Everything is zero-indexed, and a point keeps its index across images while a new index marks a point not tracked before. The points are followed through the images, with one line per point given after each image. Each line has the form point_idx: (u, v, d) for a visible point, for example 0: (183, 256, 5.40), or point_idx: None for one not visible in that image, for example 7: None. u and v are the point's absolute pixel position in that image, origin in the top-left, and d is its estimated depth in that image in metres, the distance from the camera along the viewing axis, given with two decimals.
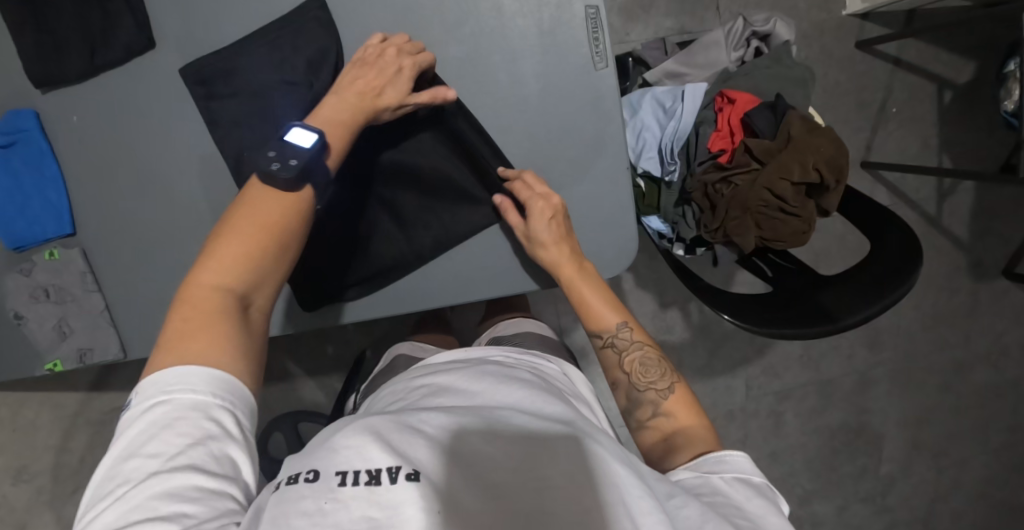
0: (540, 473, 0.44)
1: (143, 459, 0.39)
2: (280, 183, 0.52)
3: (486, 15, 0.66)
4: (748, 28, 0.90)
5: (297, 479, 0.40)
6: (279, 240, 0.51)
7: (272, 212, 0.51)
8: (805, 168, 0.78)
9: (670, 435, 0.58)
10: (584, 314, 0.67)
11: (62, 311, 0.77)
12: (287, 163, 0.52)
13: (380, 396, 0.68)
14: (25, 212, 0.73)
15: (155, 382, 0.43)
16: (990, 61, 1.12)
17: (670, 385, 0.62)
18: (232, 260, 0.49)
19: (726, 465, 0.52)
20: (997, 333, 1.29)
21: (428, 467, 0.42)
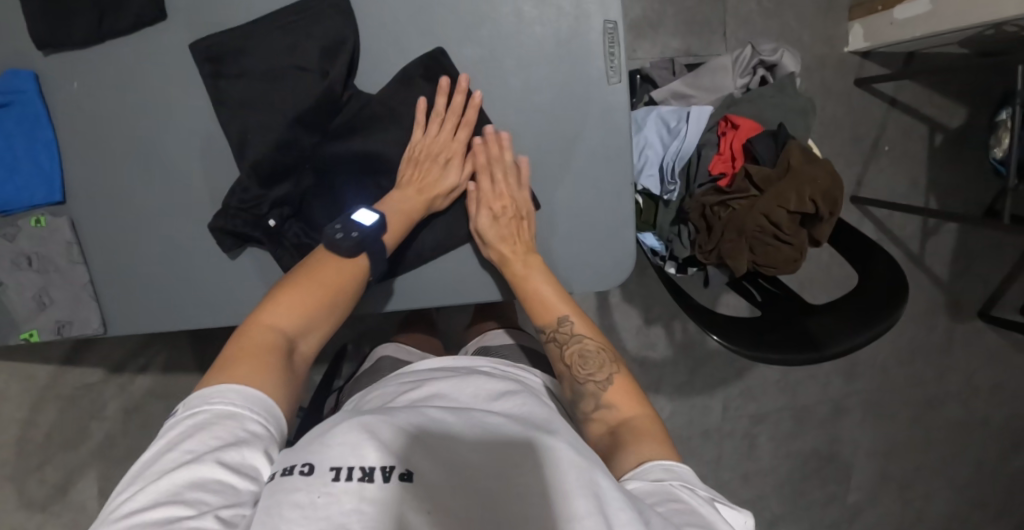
0: (520, 480, 0.41)
1: (178, 453, 0.43)
2: (340, 251, 0.60)
3: (505, 20, 0.66)
4: (755, 57, 0.91)
5: (292, 471, 0.41)
6: (333, 300, 0.59)
7: (325, 271, 0.59)
8: (801, 199, 0.79)
9: (614, 431, 0.59)
10: (531, 308, 0.67)
11: (43, 281, 0.75)
12: (349, 233, 0.60)
13: (372, 392, 0.68)
14: (14, 176, 0.71)
15: (202, 395, 0.47)
16: (981, 107, 1.15)
17: (609, 376, 0.62)
18: (288, 307, 0.57)
19: (674, 474, 0.51)
20: (968, 372, 1.32)
21: (418, 467, 0.41)
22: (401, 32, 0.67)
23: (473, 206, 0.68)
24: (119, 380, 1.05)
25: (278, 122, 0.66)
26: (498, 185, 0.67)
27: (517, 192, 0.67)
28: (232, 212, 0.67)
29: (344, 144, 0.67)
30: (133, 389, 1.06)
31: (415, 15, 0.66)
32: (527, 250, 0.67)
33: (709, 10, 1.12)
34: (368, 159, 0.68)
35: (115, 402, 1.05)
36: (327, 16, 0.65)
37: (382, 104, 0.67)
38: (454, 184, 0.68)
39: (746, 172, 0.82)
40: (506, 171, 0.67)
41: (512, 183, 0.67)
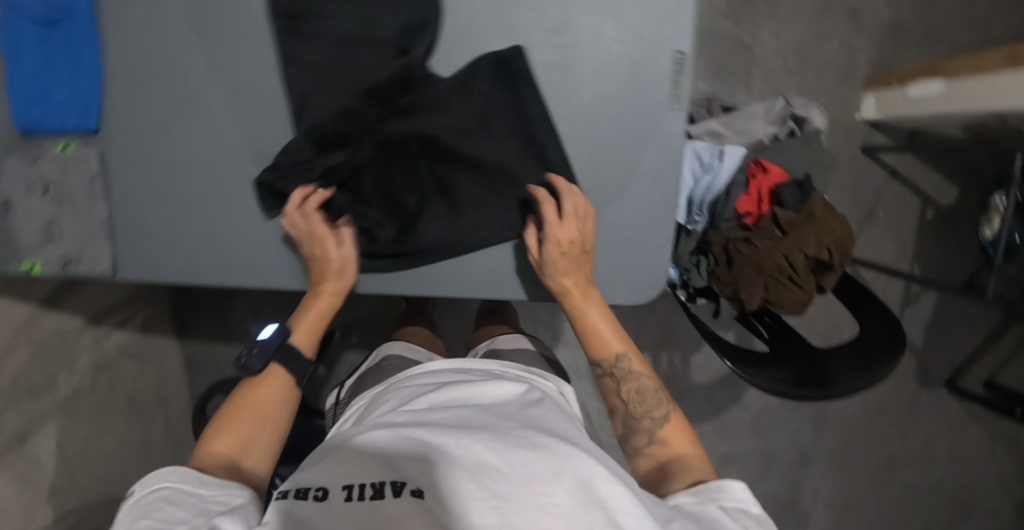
0: (538, 488, 0.47)
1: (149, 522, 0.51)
2: (253, 372, 0.66)
3: (585, 32, 0.68)
4: (787, 109, 0.97)
5: (307, 495, 0.51)
6: (263, 414, 0.64)
7: (254, 392, 0.65)
8: (820, 245, 0.83)
9: (664, 464, 0.62)
10: (588, 339, 0.69)
11: (55, 212, 0.71)
12: (253, 355, 0.67)
13: (390, 392, 0.72)
14: (49, 95, 0.68)
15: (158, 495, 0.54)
16: (973, 190, 1.22)
17: (665, 414, 0.64)
18: (222, 426, 0.63)
19: (729, 495, 0.55)
20: (928, 439, 1.37)
21: (434, 481, 0.48)
22: (481, 23, 0.67)
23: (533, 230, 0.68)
24: (95, 331, 1.08)
25: (347, 91, 0.65)
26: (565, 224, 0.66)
27: (583, 228, 0.67)
28: (287, 170, 0.66)
29: (407, 123, 0.67)
30: (107, 343, 1.10)
31: (498, 9, 0.67)
32: (586, 285, 0.69)
33: (738, 61, 1.19)
34: (425, 143, 0.67)
35: (89, 355, 1.06)
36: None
37: (451, 90, 0.67)
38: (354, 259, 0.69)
39: (773, 215, 0.86)
40: (564, 212, 0.66)
41: (575, 220, 0.67)
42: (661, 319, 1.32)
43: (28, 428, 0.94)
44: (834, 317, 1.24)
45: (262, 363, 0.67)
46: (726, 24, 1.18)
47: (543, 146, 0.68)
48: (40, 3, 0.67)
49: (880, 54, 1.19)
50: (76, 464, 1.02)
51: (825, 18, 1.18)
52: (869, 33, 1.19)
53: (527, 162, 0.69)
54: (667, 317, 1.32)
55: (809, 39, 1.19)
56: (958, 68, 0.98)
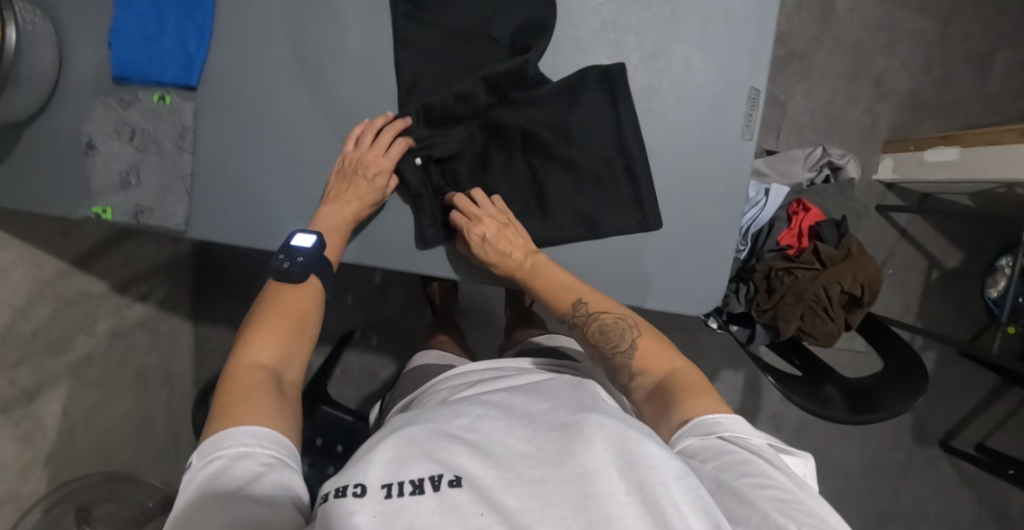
0: (578, 461, 0.46)
1: (205, 502, 0.44)
2: (289, 278, 0.63)
3: (677, 59, 0.73)
4: (826, 157, 0.99)
5: (345, 492, 0.45)
6: (300, 330, 0.61)
7: (291, 303, 0.62)
8: (856, 281, 0.87)
9: (653, 391, 0.61)
10: (549, 299, 0.69)
11: (137, 160, 0.71)
12: (294, 259, 0.64)
13: (431, 395, 0.68)
14: (154, 46, 0.70)
15: (213, 441, 0.48)
16: (975, 258, 1.31)
17: (633, 341, 0.64)
18: (263, 344, 0.58)
19: (724, 426, 0.54)
20: (920, 500, 1.38)
21: (473, 471, 0.46)
22: (584, 36, 0.72)
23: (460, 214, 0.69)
24: (117, 300, 1.06)
25: (461, 76, 0.71)
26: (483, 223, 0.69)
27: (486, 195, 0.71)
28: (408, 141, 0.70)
29: (515, 115, 0.71)
30: (127, 313, 1.08)
31: (602, 25, 0.72)
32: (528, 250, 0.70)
33: (770, 113, 1.28)
34: (526, 135, 0.72)
35: (107, 321, 1.03)
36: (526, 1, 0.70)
37: (555, 93, 0.71)
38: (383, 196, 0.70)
39: (815, 248, 0.89)
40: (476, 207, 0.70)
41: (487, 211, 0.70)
42: None
43: (38, 388, 0.90)
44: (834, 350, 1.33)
45: (301, 273, 0.63)
46: None
47: (631, 156, 0.72)
48: None
49: (898, 122, 1.30)
50: (78, 434, 0.98)
51: (853, 84, 1.28)
52: (891, 102, 1.29)
53: (611, 168, 0.72)
54: (682, 349, 1.35)
55: (837, 101, 1.29)
56: (976, 139, 1.08)
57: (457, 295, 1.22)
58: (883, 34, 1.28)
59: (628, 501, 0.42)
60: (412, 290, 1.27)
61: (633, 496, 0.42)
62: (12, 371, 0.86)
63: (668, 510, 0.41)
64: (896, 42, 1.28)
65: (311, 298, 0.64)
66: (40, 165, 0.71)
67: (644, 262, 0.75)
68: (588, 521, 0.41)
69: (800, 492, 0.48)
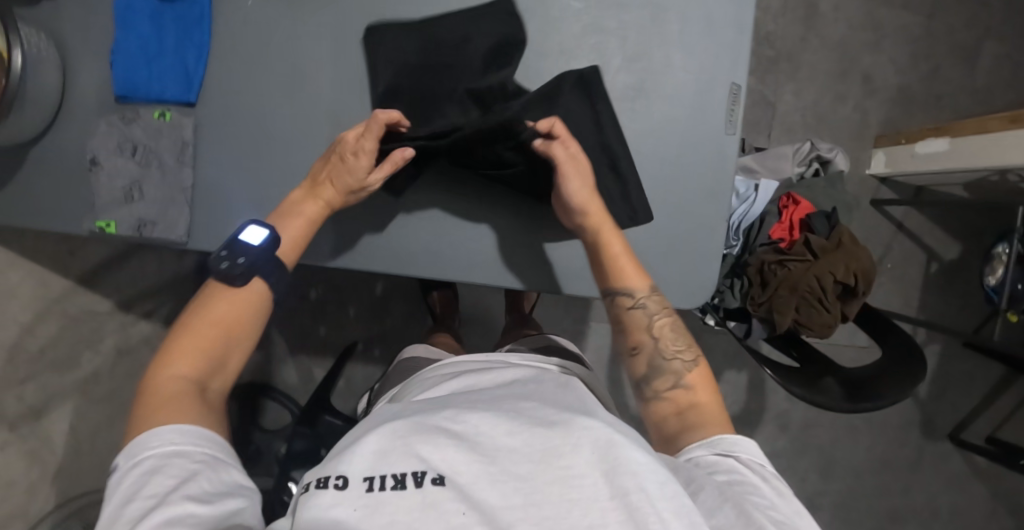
0: (563, 462, 0.48)
1: (140, 502, 0.43)
2: (228, 280, 0.57)
3: (658, 58, 0.74)
4: (812, 151, 1.00)
5: (326, 484, 0.47)
6: (232, 337, 0.55)
7: (225, 309, 0.56)
8: (847, 270, 0.88)
9: (685, 409, 0.62)
10: (616, 270, 0.68)
11: (140, 175, 0.73)
12: (235, 260, 0.58)
13: (414, 381, 0.68)
14: (154, 65, 0.73)
15: (138, 441, 0.47)
16: (973, 249, 1.31)
17: (694, 359, 0.65)
18: (190, 351, 0.53)
19: (741, 448, 0.56)
20: (932, 496, 1.37)
21: (456, 465, 0.47)
22: (568, 40, 0.74)
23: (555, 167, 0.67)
24: (123, 318, 1.04)
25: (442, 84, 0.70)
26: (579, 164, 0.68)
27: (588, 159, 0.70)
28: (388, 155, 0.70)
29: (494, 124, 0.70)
30: (133, 331, 1.05)
31: (584, 28, 0.74)
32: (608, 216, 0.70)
33: (761, 113, 1.29)
34: None
35: (112, 338, 1.02)
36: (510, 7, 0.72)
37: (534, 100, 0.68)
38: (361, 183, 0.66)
39: (806, 240, 0.90)
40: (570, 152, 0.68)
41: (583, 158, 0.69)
42: None
43: (46, 403, 0.95)
44: (836, 345, 1.32)
45: (243, 279, 0.57)
46: (752, 80, 1.29)
47: (616, 155, 0.73)
48: None
49: (888, 118, 1.31)
50: (84, 455, 0.98)
51: (841, 82, 1.30)
52: (880, 98, 1.31)
53: (602, 166, 0.73)
54: None
55: (826, 99, 1.30)
56: (966, 128, 1.09)
57: (457, 304, 1.23)
58: (868, 32, 1.30)
59: (610, 505, 0.45)
60: (413, 300, 1.28)
61: (614, 501, 0.45)
62: (20, 387, 0.92)
63: (648, 516, 0.44)
64: (882, 39, 1.30)
65: (258, 302, 0.58)
66: (47, 183, 0.73)
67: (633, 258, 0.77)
68: (571, 522, 0.44)
69: (799, 520, 0.50)
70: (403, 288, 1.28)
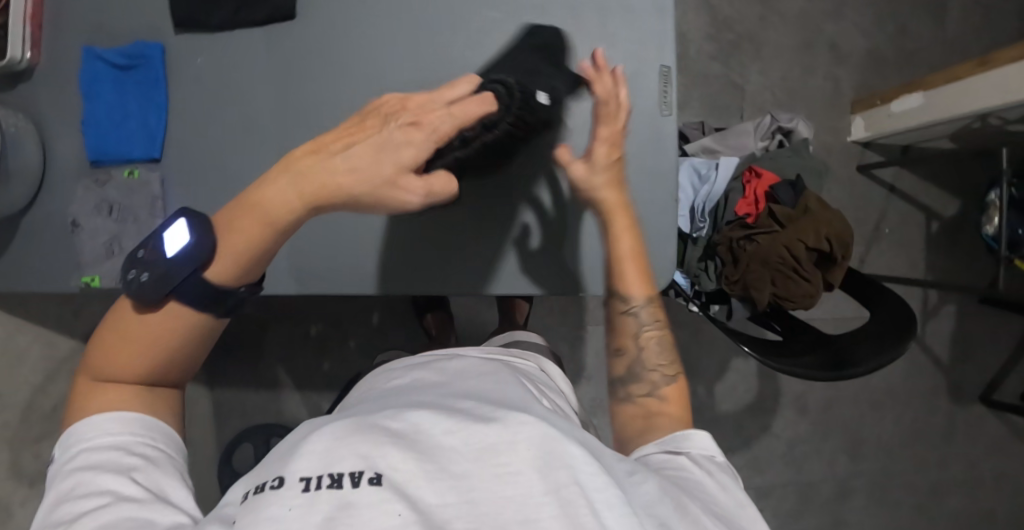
0: (500, 460, 0.49)
1: (75, 502, 0.43)
2: (142, 300, 0.49)
3: (583, 52, 0.77)
4: (774, 123, 1.02)
5: (264, 487, 0.47)
6: (157, 341, 0.49)
7: (152, 323, 0.49)
8: (818, 236, 0.86)
9: (654, 415, 0.63)
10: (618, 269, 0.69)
11: (117, 230, 0.79)
12: (139, 275, 0.49)
13: (366, 383, 0.70)
14: (120, 129, 0.79)
15: (76, 429, 0.48)
16: (972, 203, 1.29)
17: (673, 375, 0.66)
18: (121, 357, 0.49)
19: (694, 444, 0.58)
20: (973, 462, 1.34)
21: (394, 462, 0.47)
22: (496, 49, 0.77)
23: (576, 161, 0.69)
24: None
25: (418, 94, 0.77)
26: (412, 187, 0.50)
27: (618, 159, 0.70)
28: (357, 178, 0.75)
29: None
30: None
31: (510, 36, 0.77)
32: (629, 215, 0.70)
33: (730, 97, 1.28)
34: None
35: None
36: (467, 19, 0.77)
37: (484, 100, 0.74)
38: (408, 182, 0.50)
39: (770, 211, 0.89)
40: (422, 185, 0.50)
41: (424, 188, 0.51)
42: (680, 348, 1.30)
43: None
44: (843, 320, 1.29)
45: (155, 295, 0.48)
46: (717, 65, 1.28)
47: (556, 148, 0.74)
48: (117, 52, 0.79)
49: (861, 82, 1.30)
50: None
51: (808, 54, 1.29)
52: (850, 65, 1.30)
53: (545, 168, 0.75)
54: (687, 346, 1.30)
55: (795, 74, 1.29)
56: (935, 80, 1.07)
57: (453, 324, 1.25)
58: (828, 2, 1.30)
59: (545, 501, 0.46)
60: (409, 325, 1.32)
61: (550, 496, 0.46)
62: (37, 445, 1.00)
63: (581, 511, 0.45)
64: (843, 7, 1.30)
65: (191, 313, 0.49)
66: (36, 248, 0.80)
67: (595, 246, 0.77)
68: (506, 519, 0.44)
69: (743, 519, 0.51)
70: (398, 314, 1.32)
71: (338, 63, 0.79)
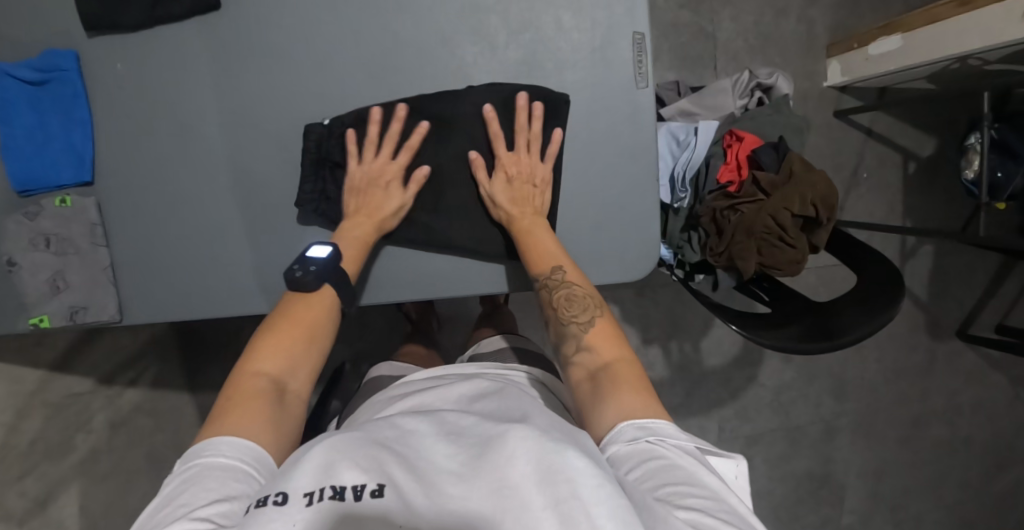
0: (500, 472, 0.41)
1: (174, 509, 0.44)
2: (303, 286, 0.64)
3: (545, 27, 0.73)
4: (753, 80, 0.97)
5: (265, 501, 0.40)
6: (311, 337, 0.62)
7: (304, 316, 0.62)
8: (805, 202, 0.82)
9: (590, 370, 0.59)
10: (529, 255, 0.69)
11: (60, 264, 0.72)
12: (307, 268, 0.65)
13: (362, 409, 0.66)
14: (43, 155, 0.71)
15: (195, 448, 0.50)
16: (949, 140, 1.27)
17: (591, 318, 0.63)
18: (277, 353, 0.59)
19: (649, 430, 0.51)
20: (952, 392, 1.39)
21: (403, 482, 0.42)
22: (454, 32, 0.72)
23: (480, 169, 0.72)
24: (107, 392, 1.08)
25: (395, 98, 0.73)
26: (382, 187, 0.71)
27: (532, 162, 0.72)
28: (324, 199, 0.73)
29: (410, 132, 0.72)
30: (121, 402, 1.09)
31: (464, 14, 0.72)
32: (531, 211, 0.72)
33: (702, 46, 1.22)
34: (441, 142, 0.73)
35: (102, 414, 1.07)
36: (450, 12, 0.72)
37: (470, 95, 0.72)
38: (398, 200, 0.71)
39: (753, 178, 0.86)
40: (387, 184, 0.71)
41: (393, 184, 0.71)
42: (665, 308, 1.29)
43: (48, 493, 1.01)
44: (824, 268, 1.29)
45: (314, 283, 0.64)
46: (685, 13, 1.20)
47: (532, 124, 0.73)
48: (27, 66, 0.70)
49: (836, 22, 1.25)
50: (100, 526, 1.05)
51: None
52: (823, 4, 1.24)
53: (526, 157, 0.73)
54: (671, 305, 1.29)
55: (767, 16, 1.23)
56: (916, 20, 1.02)
57: (432, 307, 1.21)
58: None
59: (544, 516, 0.38)
60: (387, 312, 1.30)
61: (550, 511, 0.39)
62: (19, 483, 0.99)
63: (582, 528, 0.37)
64: None
65: (318, 297, 0.64)
66: None
67: (587, 233, 0.77)
68: None
69: (725, 496, 0.46)
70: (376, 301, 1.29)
71: (278, 56, 0.72)
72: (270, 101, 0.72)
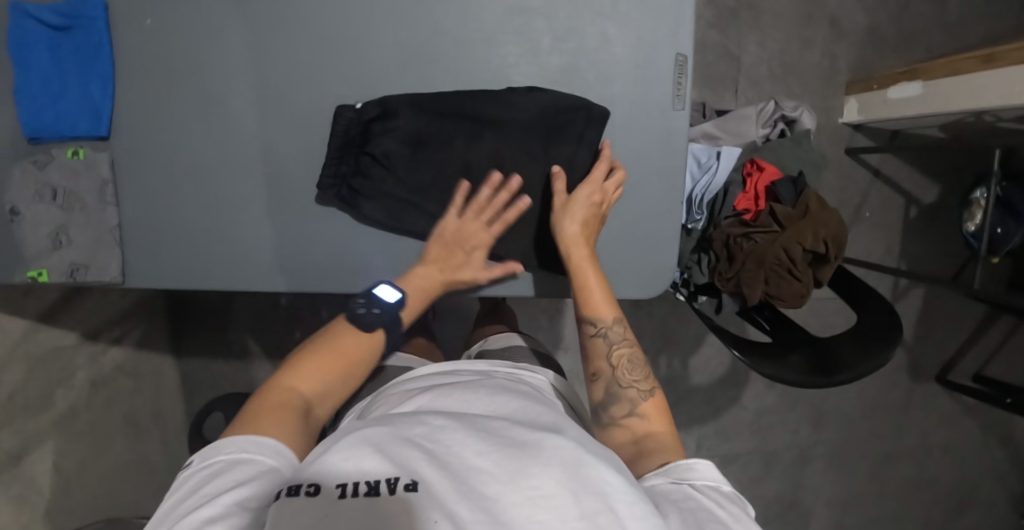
0: (530, 477, 0.40)
1: (194, 499, 0.43)
2: (360, 323, 0.65)
3: (590, 36, 0.72)
4: (778, 111, 0.97)
5: (298, 490, 0.39)
6: (347, 369, 0.63)
7: (344, 346, 0.64)
8: (817, 238, 0.84)
9: (638, 440, 0.59)
10: (584, 300, 0.67)
11: (64, 219, 0.70)
12: (371, 308, 0.66)
13: (372, 401, 0.64)
14: (59, 104, 0.69)
15: (209, 449, 0.49)
16: (953, 190, 1.30)
17: (651, 389, 0.63)
18: (314, 377, 0.60)
19: (696, 473, 0.52)
20: (924, 432, 1.43)
21: (429, 476, 0.40)
22: (498, 31, 0.71)
23: (559, 180, 0.70)
24: (91, 348, 1.05)
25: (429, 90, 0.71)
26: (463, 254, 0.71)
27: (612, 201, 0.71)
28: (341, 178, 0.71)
29: (439, 124, 0.71)
30: (104, 360, 1.08)
31: (510, 14, 0.71)
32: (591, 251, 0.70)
33: (726, 68, 1.22)
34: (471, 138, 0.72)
35: (84, 371, 1.04)
36: (496, 10, 0.71)
37: (504, 95, 0.71)
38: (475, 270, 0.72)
39: (771, 209, 0.87)
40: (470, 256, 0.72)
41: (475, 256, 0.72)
42: (659, 322, 1.30)
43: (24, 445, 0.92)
44: (818, 300, 1.31)
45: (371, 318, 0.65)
46: (714, 34, 1.21)
47: (562, 130, 0.72)
48: (51, 9, 0.67)
49: (859, 60, 1.26)
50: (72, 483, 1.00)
51: (808, 27, 1.24)
52: (848, 41, 1.25)
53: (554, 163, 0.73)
54: (665, 319, 1.30)
55: (793, 46, 1.24)
56: (937, 70, 1.04)
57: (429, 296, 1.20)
58: None
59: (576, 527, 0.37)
60: None
61: (583, 523, 0.38)
62: None
63: None
64: None
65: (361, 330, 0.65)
66: None
67: (605, 247, 0.77)
68: None
69: None
70: None
71: (314, 34, 0.70)
72: (302, 78, 0.70)
